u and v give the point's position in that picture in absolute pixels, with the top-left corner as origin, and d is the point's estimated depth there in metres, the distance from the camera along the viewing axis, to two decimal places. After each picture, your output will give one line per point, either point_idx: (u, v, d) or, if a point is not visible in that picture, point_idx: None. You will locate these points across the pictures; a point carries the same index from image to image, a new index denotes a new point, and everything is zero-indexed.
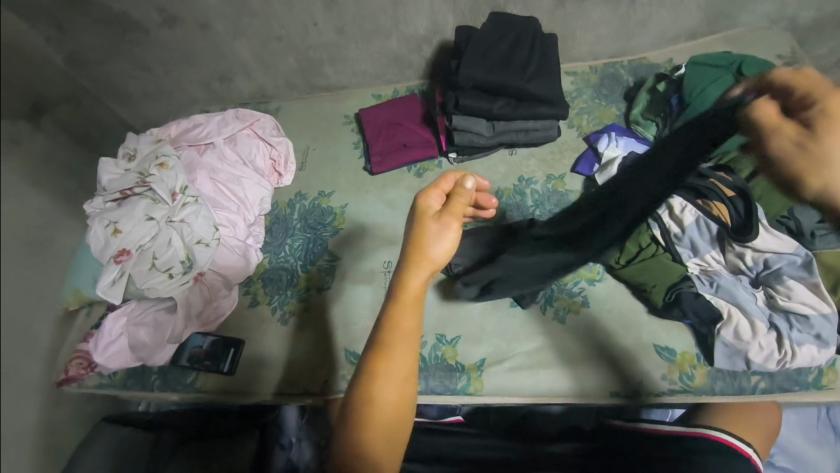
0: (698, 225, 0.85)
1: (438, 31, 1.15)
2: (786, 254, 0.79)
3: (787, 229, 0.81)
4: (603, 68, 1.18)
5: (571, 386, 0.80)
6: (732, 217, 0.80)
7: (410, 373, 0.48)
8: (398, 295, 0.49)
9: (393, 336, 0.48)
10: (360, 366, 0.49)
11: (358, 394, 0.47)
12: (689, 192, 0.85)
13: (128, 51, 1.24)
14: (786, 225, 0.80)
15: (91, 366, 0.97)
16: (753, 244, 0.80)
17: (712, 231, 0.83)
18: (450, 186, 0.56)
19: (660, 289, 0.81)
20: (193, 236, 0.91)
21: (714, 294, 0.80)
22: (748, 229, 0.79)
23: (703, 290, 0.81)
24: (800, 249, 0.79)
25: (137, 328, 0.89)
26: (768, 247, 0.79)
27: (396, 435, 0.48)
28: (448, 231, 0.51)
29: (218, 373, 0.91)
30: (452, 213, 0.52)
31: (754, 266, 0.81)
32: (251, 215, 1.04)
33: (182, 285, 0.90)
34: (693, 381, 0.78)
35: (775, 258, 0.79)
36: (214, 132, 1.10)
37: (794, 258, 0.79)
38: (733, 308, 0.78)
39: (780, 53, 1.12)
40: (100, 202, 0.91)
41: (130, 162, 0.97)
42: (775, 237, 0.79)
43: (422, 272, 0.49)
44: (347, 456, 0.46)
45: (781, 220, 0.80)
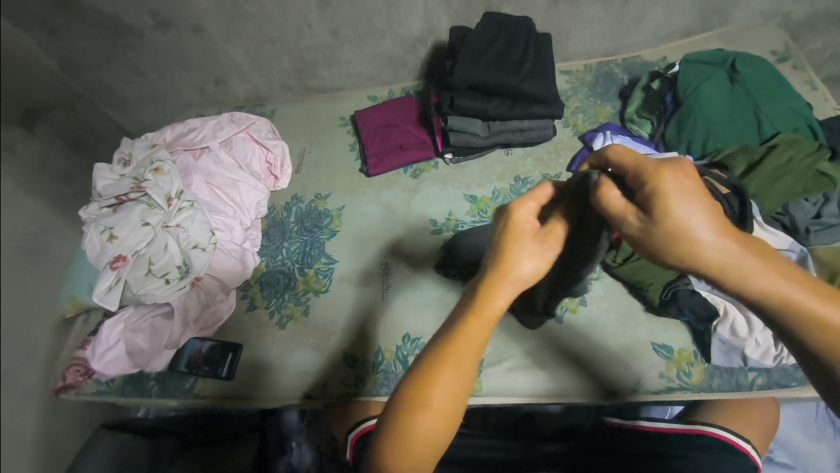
0: None
1: (433, 32, 1.15)
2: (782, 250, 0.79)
3: (783, 225, 0.84)
4: (597, 67, 1.18)
5: (569, 386, 0.80)
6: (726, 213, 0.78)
7: (464, 389, 0.47)
8: (476, 305, 0.47)
9: (460, 348, 0.47)
10: (418, 365, 0.48)
11: (412, 397, 0.46)
12: None
13: (122, 55, 1.23)
14: (781, 221, 0.84)
15: (89, 372, 0.95)
16: None
17: None
18: (544, 196, 0.53)
19: (657, 287, 0.81)
20: (189, 241, 0.90)
21: (710, 292, 0.80)
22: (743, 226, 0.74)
23: (698, 287, 0.80)
24: (795, 245, 0.79)
25: (134, 334, 0.89)
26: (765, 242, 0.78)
27: (438, 442, 0.48)
28: (542, 252, 0.48)
29: (216, 378, 0.91)
30: (551, 232, 0.50)
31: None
32: (247, 219, 1.04)
33: (179, 291, 0.89)
34: (691, 378, 0.78)
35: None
36: (209, 136, 1.10)
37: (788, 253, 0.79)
38: (729, 306, 0.78)
39: (774, 49, 1.12)
40: (96, 208, 0.91)
41: (126, 168, 0.97)
42: (771, 234, 0.80)
43: (504, 289, 0.47)
44: (385, 449, 0.47)
45: (776, 217, 0.84)
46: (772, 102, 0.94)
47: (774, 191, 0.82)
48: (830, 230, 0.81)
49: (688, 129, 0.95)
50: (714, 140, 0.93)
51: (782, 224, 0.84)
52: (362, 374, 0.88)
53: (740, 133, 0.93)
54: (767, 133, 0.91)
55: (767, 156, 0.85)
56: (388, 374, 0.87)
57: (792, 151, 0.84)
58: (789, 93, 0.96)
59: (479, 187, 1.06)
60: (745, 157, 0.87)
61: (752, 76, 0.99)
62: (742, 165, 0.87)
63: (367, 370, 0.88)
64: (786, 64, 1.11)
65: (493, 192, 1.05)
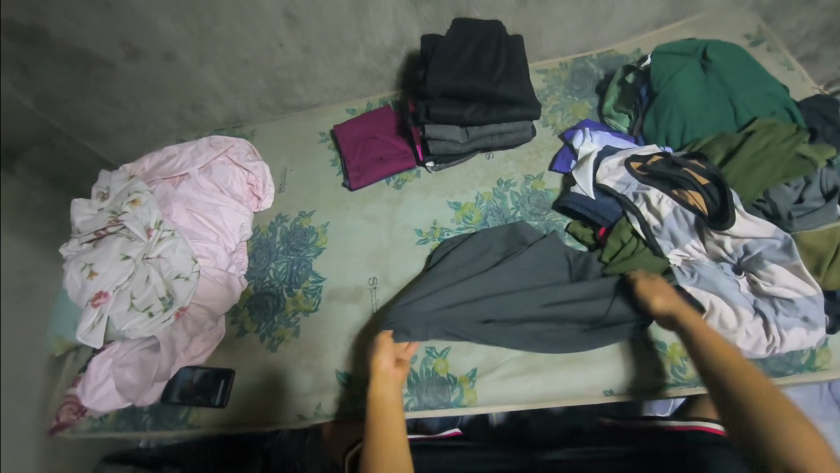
0: (676, 216, 0.84)
1: (405, 41, 1.14)
2: (765, 238, 0.78)
3: (765, 212, 0.82)
4: (572, 64, 1.18)
5: (566, 389, 0.79)
6: (708, 205, 0.81)
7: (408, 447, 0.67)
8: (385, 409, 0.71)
9: (392, 435, 0.67)
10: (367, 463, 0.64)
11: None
12: (664, 184, 0.86)
13: (96, 88, 1.23)
14: (762, 208, 0.82)
15: (81, 410, 0.93)
16: (732, 232, 0.78)
17: (689, 220, 0.83)
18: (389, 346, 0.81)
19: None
20: (172, 271, 0.89)
21: (696, 284, 0.79)
22: (725, 217, 0.78)
23: (684, 281, 0.79)
24: (778, 232, 0.78)
25: (123, 369, 0.87)
26: (747, 232, 0.78)
27: None
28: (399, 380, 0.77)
29: (210, 406, 0.90)
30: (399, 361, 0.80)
31: (735, 252, 0.80)
32: (232, 243, 1.03)
33: (164, 323, 0.88)
34: (686, 372, 0.77)
35: (754, 244, 0.78)
36: (188, 162, 1.09)
37: (773, 241, 0.78)
38: (714, 297, 0.76)
39: (747, 32, 1.12)
40: (76, 245, 0.89)
41: (104, 201, 0.96)
42: (753, 222, 0.78)
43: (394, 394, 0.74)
44: None
45: (756, 205, 0.82)
46: (746, 88, 0.94)
47: (754, 178, 0.81)
48: (813, 214, 0.80)
49: (665, 119, 0.95)
50: (692, 131, 0.93)
51: (763, 211, 0.82)
52: (357, 392, 0.87)
53: (717, 121, 0.93)
54: (744, 118, 0.91)
55: (744, 142, 0.85)
56: None
57: (768, 136, 0.84)
58: (764, 77, 0.96)
59: (463, 193, 1.06)
60: (723, 144, 0.87)
61: (725, 62, 0.98)
62: (720, 154, 0.87)
63: (362, 388, 0.87)
64: (761, 46, 1.11)
65: (477, 197, 1.04)
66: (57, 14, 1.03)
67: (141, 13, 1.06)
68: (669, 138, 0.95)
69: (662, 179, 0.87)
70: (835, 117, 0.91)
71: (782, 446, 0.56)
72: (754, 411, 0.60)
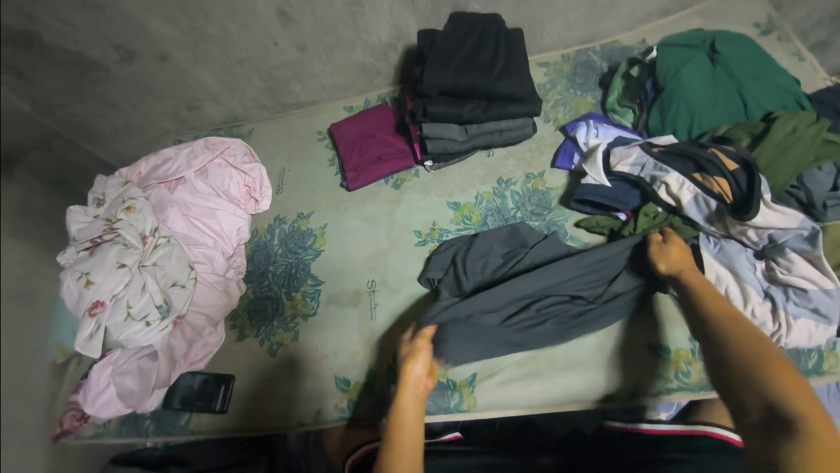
0: (697, 203, 0.81)
1: (402, 37, 1.11)
2: (792, 228, 0.75)
3: (798, 200, 0.78)
4: (575, 56, 1.14)
5: (564, 394, 0.78)
6: (733, 193, 0.77)
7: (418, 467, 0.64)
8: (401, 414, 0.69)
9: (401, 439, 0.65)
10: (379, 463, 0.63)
11: None
12: (689, 166, 0.82)
13: (92, 91, 1.21)
14: (795, 195, 0.78)
15: (84, 417, 0.91)
16: (754, 222, 0.75)
17: (710, 208, 0.79)
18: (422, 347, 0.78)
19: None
20: (168, 279, 0.89)
21: (715, 256, 0.79)
22: (749, 207, 0.74)
23: (703, 247, 0.80)
24: (806, 222, 0.75)
25: (123, 376, 0.87)
26: (772, 223, 0.74)
27: None
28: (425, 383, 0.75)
29: (211, 412, 0.90)
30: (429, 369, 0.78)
31: (760, 240, 0.77)
32: (228, 247, 1.03)
33: (162, 331, 0.87)
34: (690, 377, 0.75)
35: (780, 233, 0.76)
36: (183, 165, 1.07)
37: (800, 231, 0.75)
38: (727, 274, 0.77)
39: (756, 22, 1.08)
40: (72, 253, 0.89)
41: (99, 208, 0.96)
42: (779, 212, 0.74)
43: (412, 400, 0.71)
44: None
45: (789, 191, 0.79)
46: (756, 81, 0.91)
47: (784, 164, 0.78)
48: None
49: (672, 115, 0.92)
50: (700, 124, 0.90)
51: (796, 199, 0.78)
52: (355, 397, 0.87)
53: (727, 115, 0.89)
54: (755, 113, 0.87)
55: (769, 128, 0.81)
56: (381, 395, 0.86)
57: (795, 120, 0.80)
58: (775, 69, 0.92)
59: (462, 192, 1.04)
60: (745, 131, 0.84)
61: (734, 54, 0.94)
62: (745, 138, 0.83)
63: (359, 393, 0.87)
64: (771, 36, 1.07)
65: (476, 197, 1.02)
66: (48, 18, 1.02)
67: (132, 16, 1.04)
68: (676, 131, 0.91)
69: (685, 158, 0.83)
70: None
71: (782, 408, 0.52)
72: (753, 380, 0.56)
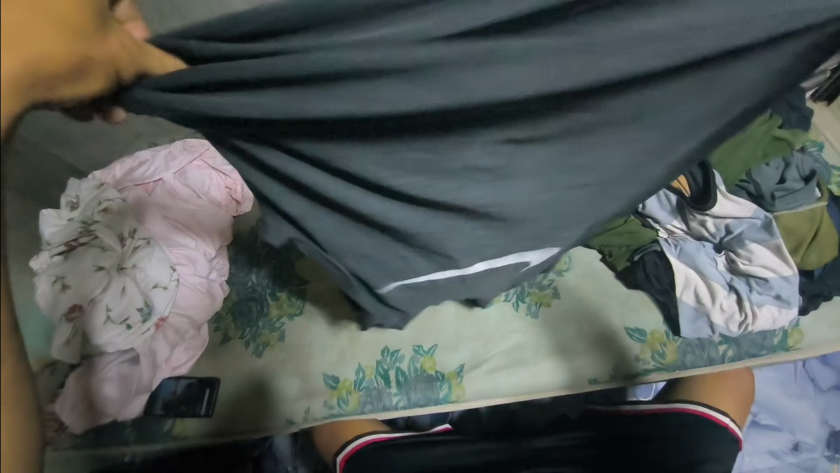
0: (659, 198, 0.84)
1: None
2: (746, 218, 0.78)
3: (748, 193, 0.81)
4: None
5: (552, 378, 0.80)
6: (690, 187, 0.79)
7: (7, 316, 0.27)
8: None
9: None
10: None
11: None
12: None
13: None
14: (746, 188, 0.81)
15: (63, 426, 0.82)
16: (712, 211, 0.78)
17: (672, 202, 0.83)
18: None
19: (624, 252, 0.84)
20: (148, 280, 0.88)
21: (677, 257, 0.81)
22: (708, 197, 0.77)
23: (667, 251, 0.81)
24: (758, 211, 0.79)
25: (100, 383, 0.83)
26: (728, 212, 0.78)
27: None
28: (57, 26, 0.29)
29: (196, 417, 0.87)
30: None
31: (717, 232, 0.80)
32: (211, 249, 0.98)
33: (143, 334, 0.86)
34: (665, 358, 0.78)
35: (736, 223, 0.79)
36: (161, 168, 1.05)
37: (754, 220, 0.78)
38: (692, 273, 0.79)
39: None
40: (47, 258, 0.88)
41: (73, 211, 0.94)
42: (735, 203, 0.78)
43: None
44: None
45: (740, 185, 0.81)
46: None
47: (734, 159, 0.81)
48: (794, 194, 0.78)
49: None
50: None
51: (747, 192, 0.81)
52: (345, 394, 0.86)
53: None
54: None
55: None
56: (371, 391, 0.85)
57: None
58: None
59: None
60: None
61: None
62: None
63: (349, 389, 0.86)
64: None
65: None
66: None
67: None
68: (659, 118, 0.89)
69: None
70: (799, 105, 0.93)
71: None
72: None
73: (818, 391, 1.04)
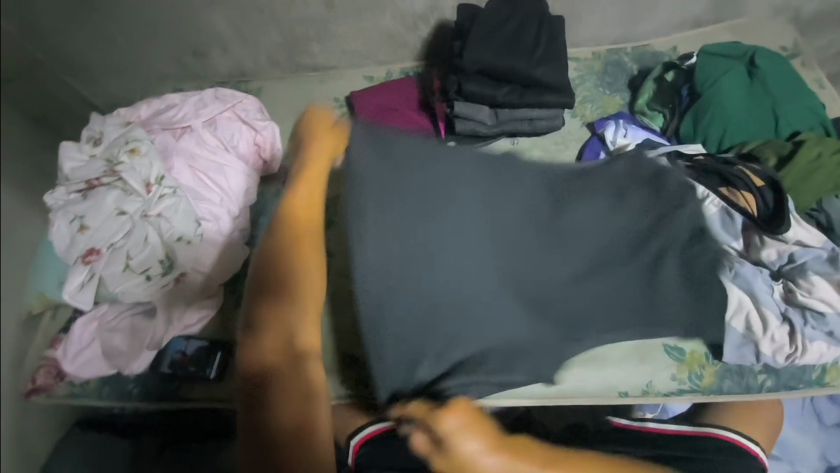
0: (723, 216, 0.78)
1: (436, 8, 1.05)
2: (814, 248, 0.75)
3: (817, 223, 0.78)
4: (606, 55, 1.09)
5: (583, 389, 0.77)
6: (759, 208, 0.77)
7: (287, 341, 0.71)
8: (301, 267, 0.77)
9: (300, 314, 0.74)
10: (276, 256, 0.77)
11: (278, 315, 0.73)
12: (714, 179, 0.81)
13: (93, 21, 1.08)
14: (815, 218, 0.78)
15: (61, 374, 0.85)
16: (784, 236, 0.75)
17: (737, 223, 0.77)
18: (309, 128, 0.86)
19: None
20: (173, 232, 0.81)
21: (731, 280, 0.75)
22: (779, 221, 0.75)
23: (722, 273, 0.75)
24: (828, 244, 0.75)
25: (111, 334, 0.80)
26: (798, 238, 0.75)
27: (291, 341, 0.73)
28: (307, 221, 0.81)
29: (204, 380, 0.81)
30: None
31: (778, 259, 0.76)
32: (235, 207, 0.90)
33: (161, 288, 0.80)
34: (702, 381, 0.75)
35: (800, 252, 0.75)
36: (191, 114, 0.98)
37: (820, 252, 0.75)
38: (745, 297, 0.73)
39: (784, 45, 1.09)
40: (63, 194, 0.80)
41: (96, 147, 0.86)
42: (805, 230, 0.75)
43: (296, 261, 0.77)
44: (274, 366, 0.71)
45: (809, 213, 0.78)
46: (790, 100, 0.90)
47: (809, 187, 0.78)
48: None
49: (705, 124, 0.90)
50: (730, 136, 0.88)
51: (816, 221, 0.78)
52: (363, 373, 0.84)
53: (759, 130, 0.88)
54: (784, 131, 0.88)
55: (796, 152, 0.80)
56: None
57: (821, 146, 0.80)
58: (807, 90, 0.92)
59: None
60: (773, 151, 0.82)
61: (772, 71, 0.92)
62: (772, 156, 0.82)
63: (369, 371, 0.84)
64: (796, 61, 1.07)
65: None
66: None
67: None
68: (709, 141, 0.89)
69: (712, 174, 0.82)
70: None
71: None
72: None
73: (823, 428, 1.04)
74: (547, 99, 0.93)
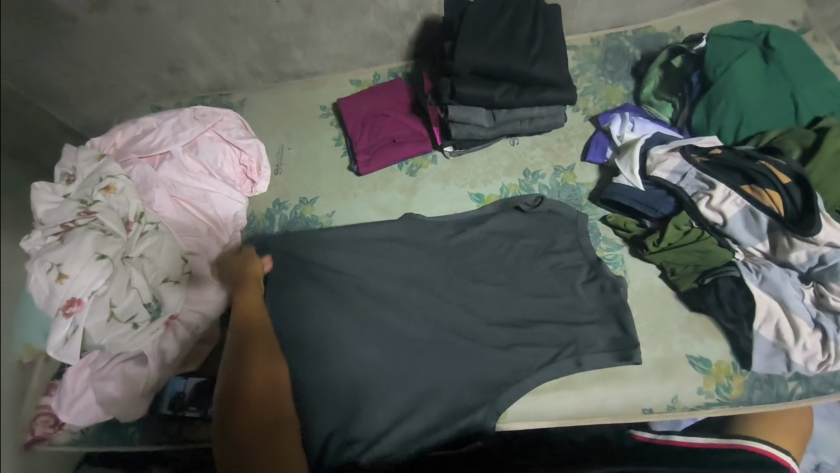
0: (744, 216, 0.75)
1: (421, 4, 0.98)
2: None
3: None
4: (605, 41, 1.02)
5: (607, 406, 0.72)
6: (785, 207, 0.72)
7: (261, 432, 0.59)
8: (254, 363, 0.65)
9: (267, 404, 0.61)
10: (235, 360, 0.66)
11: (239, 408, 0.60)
12: (735, 177, 0.76)
13: (57, 44, 1.00)
14: None
15: (59, 422, 0.79)
16: (816, 238, 0.69)
17: (761, 223, 0.74)
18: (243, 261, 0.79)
19: (690, 273, 0.76)
20: (158, 274, 0.79)
21: (758, 285, 0.72)
22: (810, 222, 0.69)
23: (746, 278, 0.72)
24: None
25: (104, 382, 0.75)
26: (830, 240, 0.69)
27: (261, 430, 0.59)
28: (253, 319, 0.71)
29: (206, 420, 0.77)
30: None
31: (808, 261, 0.72)
32: (224, 235, 0.87)
33: (152, 334, 0.76)
34: (731, 392, 0.71)
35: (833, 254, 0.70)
36: (169, 138, 0.91)
37: None
38: (774, 304, 0.70)
39: (793, 19, 1.01)
40: (39, 239, 0.75)
41: (70, 186, 0.82)
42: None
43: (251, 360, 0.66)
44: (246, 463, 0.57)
45: None
46: (810, 83, 0.83)
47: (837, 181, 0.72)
48: None
49: (719, 114, 0.84)
50: (747, 125, 0.82)
51: None
52: None
53: (777, 118, 0.82)
54: (805, 117, 0.81)
55: (821, 142, 0.74)
56: None
57: None
58: (825, 71, 0.85)
59: (486, 183, 0.93)
60: (797, 142, 0.77)
61: (789, 52, 0.86)
62: (796, 148, 0.76)
63: None
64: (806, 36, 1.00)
65: (502, 190, 0.92)
66: None
67: None
68: (724, 133, 0.84)
69: (731, 170, 0.77)
70: None
71: None
72: None
73: None
74: (548, 96, 0.87)
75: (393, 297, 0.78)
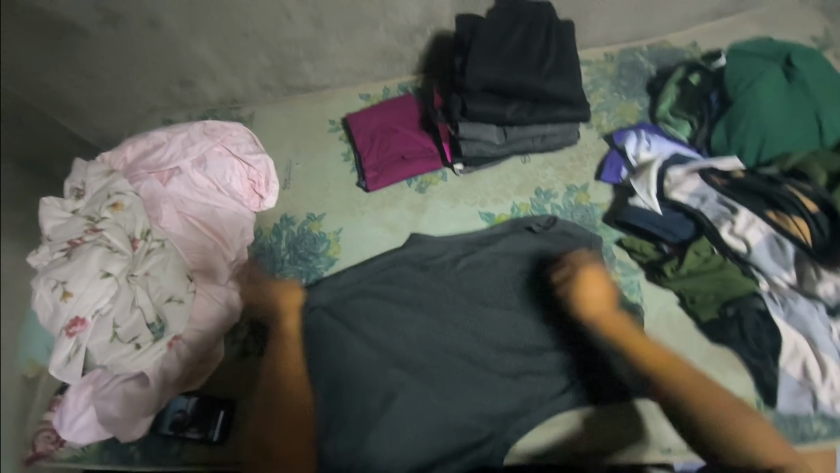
0: (769, 244, 0.73)
1: (432, 19, 0.97)
2: None
3: None
4: (620, 56, 1.00)
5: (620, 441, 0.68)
6: (813, 236, 0.70)
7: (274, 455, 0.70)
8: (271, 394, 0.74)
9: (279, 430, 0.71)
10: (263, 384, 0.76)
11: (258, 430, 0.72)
12: (759, 202, 0.75)
13: (71, 58, 1.01)
14: None
15: (60, 439, 0.76)
16: None
17: (787, 253, 0.71)
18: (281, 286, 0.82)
19: (711, 301, 0.73)
20: (162, 293, 0.78)
21: (785, 319, 0.69)
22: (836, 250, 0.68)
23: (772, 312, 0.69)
24: None
25: (105, 402, 0.74)
26: None
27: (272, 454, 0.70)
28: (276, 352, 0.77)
29: (207, 443, 0.75)
30: None
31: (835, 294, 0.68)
32: (230, 252, 0.87)
33: (156, 353, 0.75)
34: None
35: None
36: (179, 152, 0.91)
37: None
38: (800, 340, 0.67)
39: (815, 35, 0.98)
40: (46, 255, 0.75)
41: (78, 202, 0.82)
42: None
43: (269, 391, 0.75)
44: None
45: None
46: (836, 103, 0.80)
47: None
48: None
49: (740, 133, 0.81)
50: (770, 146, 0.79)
51: None
52: None
53: (801, 138, 0.79)
54: (830, 138, 0.78)
55: None
56: None
57: None
58: None
59: (496, 202, 0.91)
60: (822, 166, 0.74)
61: (814, 70, 0.83)
62: (823, 174, 0.73)
63: None
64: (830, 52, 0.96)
65: (513, 208, 0.90)
66: None
67: None
68: (746, 154, 0.81)
69: (756, 196, 0.76)
70: None
71: None
72: None
73: None
74: (562, 113, 0.85)
75: (399, 320, 0.76)
